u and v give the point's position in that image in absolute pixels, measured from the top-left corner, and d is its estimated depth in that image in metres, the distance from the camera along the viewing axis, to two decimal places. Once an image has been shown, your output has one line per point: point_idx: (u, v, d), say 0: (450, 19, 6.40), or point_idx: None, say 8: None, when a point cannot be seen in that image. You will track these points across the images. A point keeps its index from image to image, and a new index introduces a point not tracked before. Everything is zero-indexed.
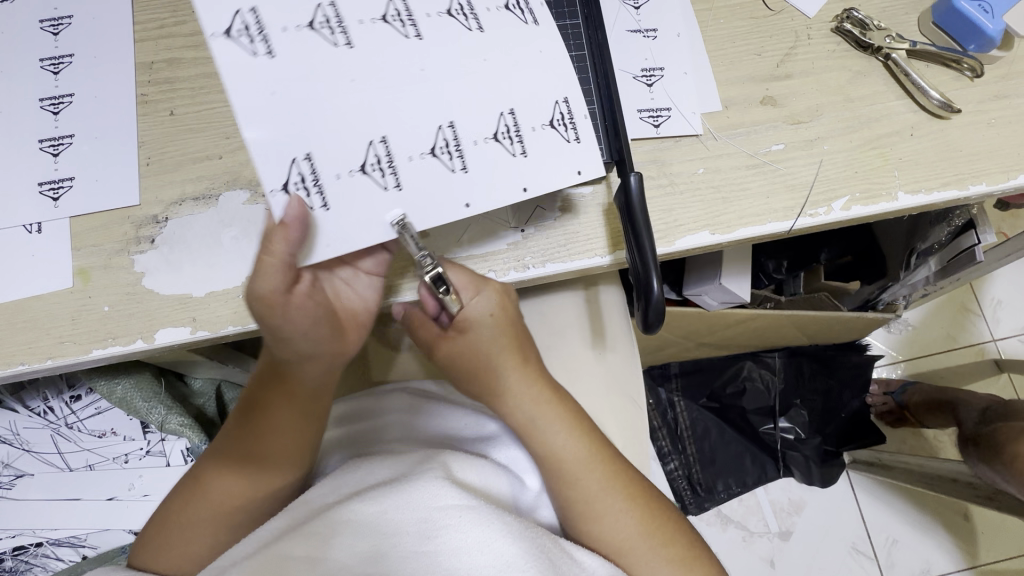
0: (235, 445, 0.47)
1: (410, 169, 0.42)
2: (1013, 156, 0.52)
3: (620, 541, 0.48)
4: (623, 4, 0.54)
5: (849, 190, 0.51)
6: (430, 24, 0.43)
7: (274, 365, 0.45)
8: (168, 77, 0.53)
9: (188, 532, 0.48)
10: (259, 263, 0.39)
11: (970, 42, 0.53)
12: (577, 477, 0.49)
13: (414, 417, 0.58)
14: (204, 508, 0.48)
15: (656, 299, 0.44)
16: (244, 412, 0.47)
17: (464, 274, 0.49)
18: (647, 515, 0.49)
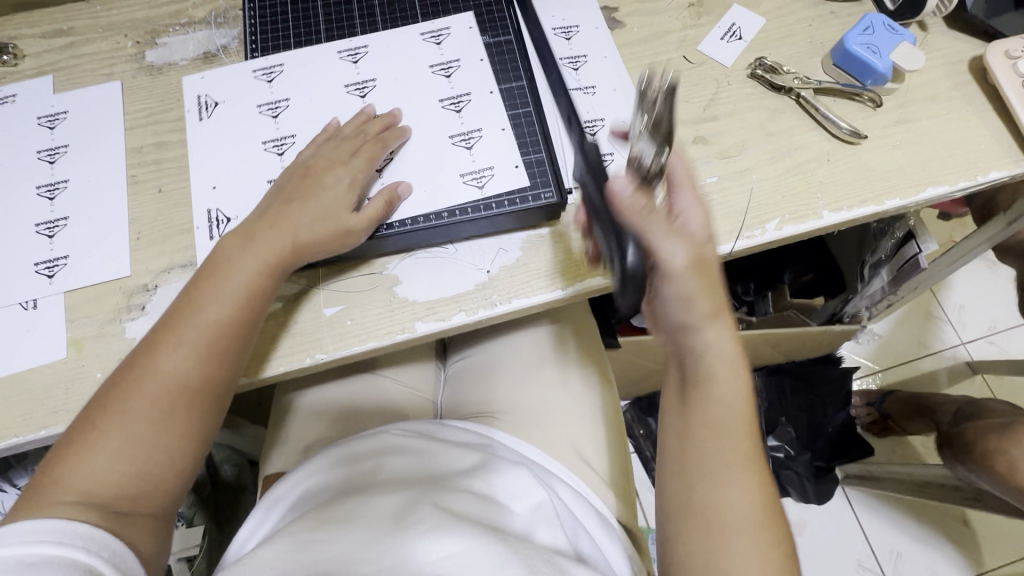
0: (139, 390, 0.45)
1: (443, 165, 0.55)
2: (919, 172, 0.58)
3: (721, 529, 0.43)
4: (564, 67, 0.62)
5: (779, 213, 0.57)
6: (453, 57, 0.60)
7: (215, 313, 0.47)
8: (156, 159, 0.58)
9: (116, 430, 0.44)
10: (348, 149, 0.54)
11: (867, 78, 0.61)
12: (709, 427, 0.45)
13: (417, 456, 0.57)
14: (85, 471, 0.42)
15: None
16: (151, 355, 0.46)
17: (436, 315, 0.53)
18: (764, 500, 0.44)
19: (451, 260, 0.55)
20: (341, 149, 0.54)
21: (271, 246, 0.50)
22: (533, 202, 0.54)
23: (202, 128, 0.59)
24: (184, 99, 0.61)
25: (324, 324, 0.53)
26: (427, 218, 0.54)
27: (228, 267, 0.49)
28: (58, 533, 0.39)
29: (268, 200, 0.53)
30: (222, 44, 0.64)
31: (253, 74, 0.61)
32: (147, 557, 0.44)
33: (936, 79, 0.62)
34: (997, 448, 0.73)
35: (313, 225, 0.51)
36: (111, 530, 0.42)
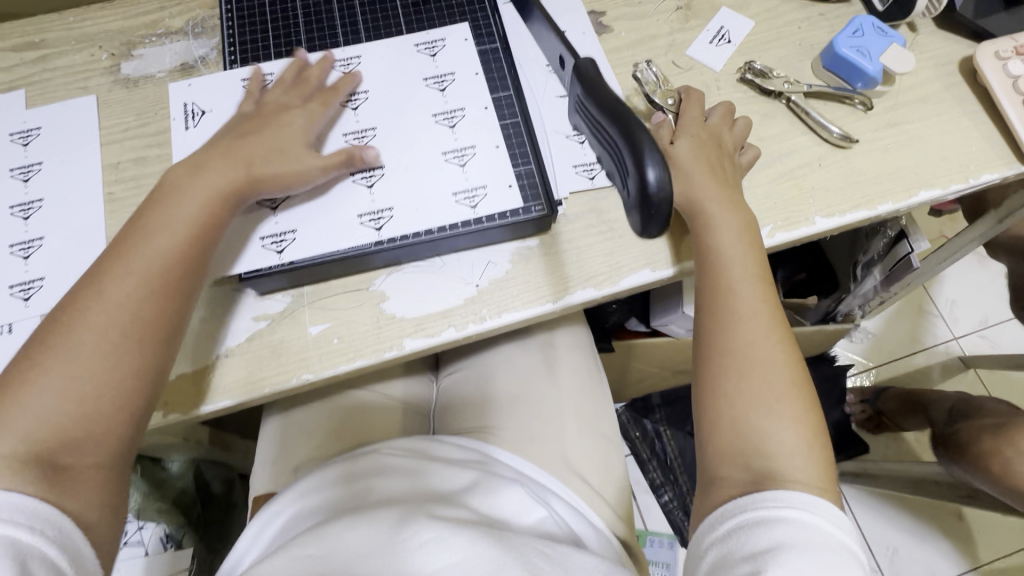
0: (65, 337, 0.42)
1: (433, 179, 0.54)
2: (911, 176, 0.58)
3: (758, 427, 0.45)
4: (550, 74, 0.60)
5: (771, 220, 0.56)
6: (439, 69, 0.59)
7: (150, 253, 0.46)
8: (134, 175, 0.57)
9: (52, 376, 0.41)
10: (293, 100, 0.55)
11: (857, 81, 0.60)
12: (737, 328, 0.48)
13: (409, 474, 0.55)
14: (6, 429, 0.40)
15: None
16: (74, 301, 0.44)
17: (425, 332, 0.52)
18: (799, 400, 0.46)
19: (440, 274, 0.53)
20: (290, 98, 0.55)
21: (210, 182, 0.49)
22: (525, 216, 0.53)
23: (188, 138, 0.57)
24: (170, 104, 0.58)
25: (310, 343, 0.51)
26: (416, 233, 0.52)
27: (163, 204, 0.48)
28: (6, 510, 0.38)
29: (218, 138, 0.53)
30: (200, 54, 0.62)
31: (241, 83, 0.59)
32: (87, 523, 0.41)
33: (926, 81, 0.61)
34: (992, 448, 0.73)
35: (269, 156, 0.51)
36: (41, 496, 0.39)
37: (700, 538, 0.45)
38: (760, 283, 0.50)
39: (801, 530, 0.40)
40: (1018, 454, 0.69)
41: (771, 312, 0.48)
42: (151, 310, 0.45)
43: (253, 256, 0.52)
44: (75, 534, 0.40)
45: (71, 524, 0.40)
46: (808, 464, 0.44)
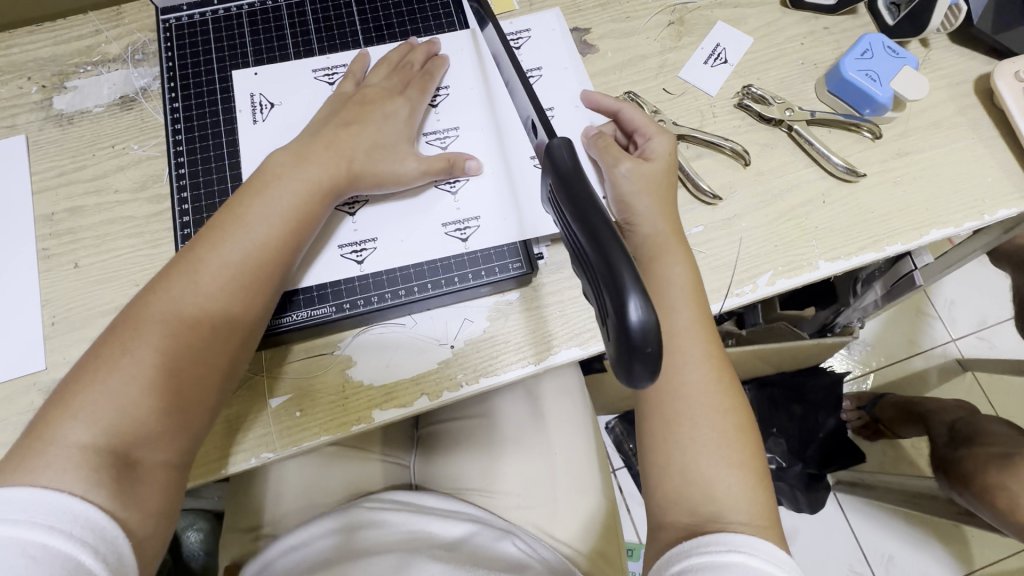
0: (143, 326, 0.39)
1: (425, 219, 0.50)
2: (923, 212, 0.53)
3: (702, 473, 0.42)
4: (557, 89, 0.55)
5: (771, 265, 0.51)
6: (451, 82, 0.54)
7: (251, 240, 0.42)
8: (71, 227, 0.51)
9: (108, 383, 0.38)
10: (423, 88, 0.52)
11: (865, 107, 0.55)
12: (684, 369, 0.44)
13: (396, 526, 0.52)
14: (77, 420, 0.37)
15: (640, 322, 0.25)
16: (160, 288, 0.41)
17: (396, 402, 0.47)
18: (744, 445, 0.43)
19: (411, 334, 0.49)
20: (391, 81, 0.52)
21: (320, 168, 0.45)
22: (502, 274, 0.48)
23: (253, 133, 0.52)
24: (234, 95, 0.53)
25: (269, 417, 0.47)
26: (381, 297, 0.48)
27: (264, 189, 0.44)
28: (68, 520, 0.34)
29: (322, 121, 0.49)
30: (142, 85, 0.56)
31: (188, 115, 0.53)
32: (139, 536, 0.37)
33: (939, 104, 0.56)
34: (996, 482, 0.71)
35: (370, 153, 0.48)
36: (105, 506, 0.35)
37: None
38: (705, 324, 0.45)
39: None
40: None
41: (710, 351, 0.44)
42: (243, 306, 0.42)
43: (331, 265, 0.49)
44: (127, 554, 0.36)
45: (124, 538, 0.36)
46: (754, 516, 0.41)
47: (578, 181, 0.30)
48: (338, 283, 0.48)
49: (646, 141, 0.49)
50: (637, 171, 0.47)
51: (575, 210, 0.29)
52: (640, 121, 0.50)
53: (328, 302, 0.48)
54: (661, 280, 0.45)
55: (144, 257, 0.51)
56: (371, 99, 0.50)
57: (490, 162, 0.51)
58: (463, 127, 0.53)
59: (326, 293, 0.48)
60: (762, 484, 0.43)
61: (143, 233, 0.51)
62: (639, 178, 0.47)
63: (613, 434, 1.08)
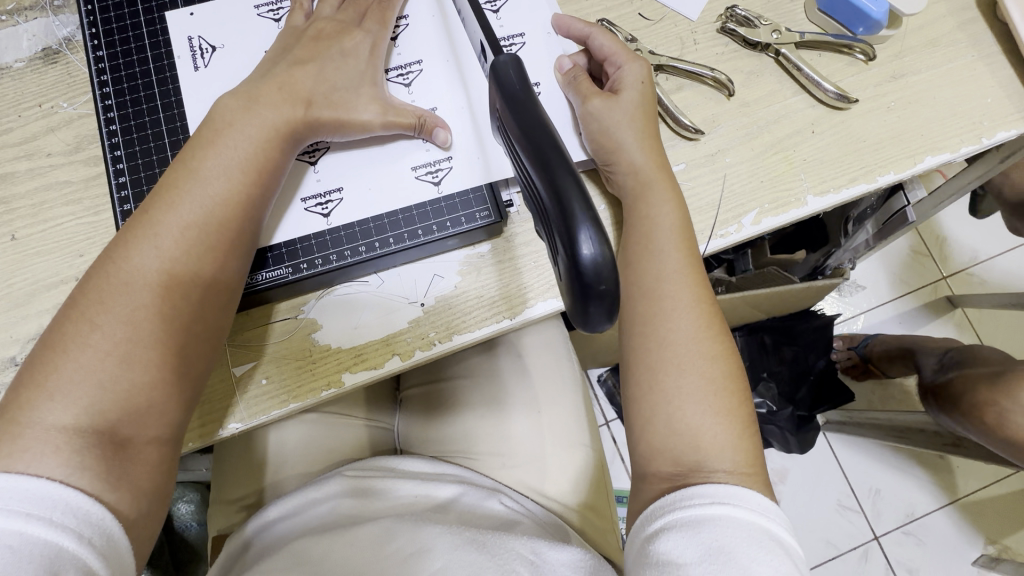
0: (109, 295, 0.36)
1: (390, 166, 0.46)
2: (917, 139, 0.50)
3: (686, 423, 0.40)
4: (528, 13, 0.50)
5: (757, 203, 0.48)
6: (412, 9, 0.49)
7: (213, 195, 0.39)
8: (2, 196, 0.47)
9: (80, 359, 0.35)
10: (381, 19, 0.47)
11: (858, 26, 0.51)
12: (673, 317, 0.42)
13: (388, 486, 0.52)
14: (54, 400, 0.34)
15: (593, 259, 0.23)
16: (121, 254, 0.37)
17: (366, 364, 0.45)
18: (730, 393, 0.41)
19: (377, 295, 0.46)
20: (345, 13, 0.47)
21: (275, 112, 0.41)
22: (469, 224, 0.45)
23: (196, 80, 0.47)
24: (171, 40, 0.48)
25: (234, 387, 0.44)
26: (340, 255, 0.45)
27: (216, 141, 0.40)
28: (46, 505, 0.32)
29: (270, 62, 0.44)
30: (66, 35, 0.51)
31: (117, 65, 0.48)
32: (130, 519, 0.35)
33: (937, 19, 0.52)
34: (986, 400, 0.71)
35: (327, 95, 0.43)
36: (88, 489, 0.33)
37: (632, 538, 0.39)
38: (695, 270, 0.43)
39: (735, 528, 0.35)
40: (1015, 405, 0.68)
41: (699, 296, 0.42)
42: (215, 269, 0.39)
43: (294, 219, 0.45)
44: (118, 537, 0.34)
45: (114, 520, 0.34)
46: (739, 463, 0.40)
47: (529, 106, 0.27)
48: (301, 241, 0.45)
49: (619, 70, 0.45)
50: (610, 107, 0.44)
51: (525, 141, 0.26)
52: (614, 44, 0.46)
53: (284, 263, 0.45)
54: (647, 223, 0.43)
55: (85, 225, 0.47)
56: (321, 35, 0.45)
57: (459, 100, 0.47)
58: (427, 62, 0.48)
59: (281, 255, 0.45)
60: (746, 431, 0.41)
61: (82, 200, 0.47)
62: (621, 110, 0.44)
63: (604, 387, 1.07)
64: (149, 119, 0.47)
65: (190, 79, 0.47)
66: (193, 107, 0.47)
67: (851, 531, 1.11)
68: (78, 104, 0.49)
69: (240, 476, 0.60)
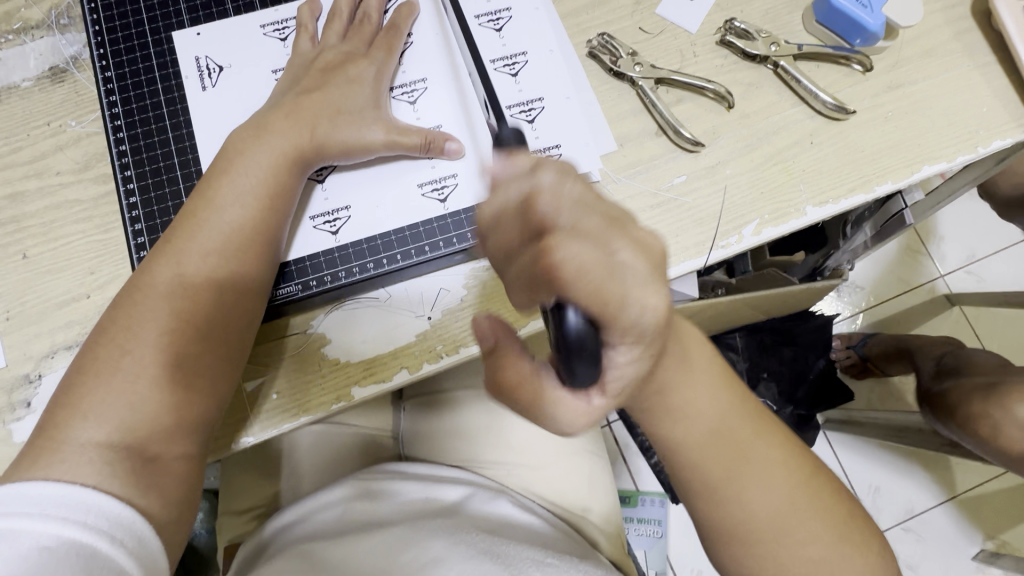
0: (139, 317, 0.38)
1: (396, 184, 0.47)
2: (914, 148, 0.50)
3: (766, 512, 0.38)
4: (527, 30, 0.51)
5: (757, 213, 0.49)
6: (416, 29, 0.50)
7: (234, 218, 0.40)
8: (13, 215, 0.48)
9: (113, 380, 0.36)
10: (387, 46, 0.47)
11: (855, 37, 0.52)
12: (686, 395, 0.38)
13: (405, 490, 0.53)
14: (88, 421, 0.35)
15: (578, 328, 0.26)
16: (150, 277, 0.39)
17: (375, 378, 0.46)
18: (795, 461, 0.40)
19: (384, 309, 0.47)
20: (352, 43, 0.47)
21: (283, 137, 0.42)
22: (475, 240, 0.46)
23: (203, 100, 0.48)
24: (179, 61, 0.49)
25: (247, 402, 0.45)
26: (350, 272, 0.46)
27: (232, 168, 0.41)
28: (78, 510, 0.32)
29: (278, 95, 0.46)
30: (72, 53, 0.51)
31: (125, 84, 0.49)
32: (161, 522, 0.36)
33: (933, 29, 0.53)
34: (979, 412, 0.72)
35: (334, 119, 0.44)
36: (120, 494, 0.34)
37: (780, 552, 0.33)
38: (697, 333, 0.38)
39: None
40: (1007, 419, 0.69)
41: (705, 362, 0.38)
42: (238, 289, 0.40)
43: (303, 237, 0.46)
44: (150, 538, 0.34)
45: (144, 524, 0.34)
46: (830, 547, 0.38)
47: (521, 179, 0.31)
48: (311, 260, 0.46)
49: None
50: None
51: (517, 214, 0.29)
52: None
53: (295, 280, 0.46)
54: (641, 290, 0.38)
55: (96, 244, 0.48)
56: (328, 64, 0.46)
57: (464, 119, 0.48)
58: (431, 80, 0.49)
59: (292, 273, 0.46)
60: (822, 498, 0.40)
61: (93, 218, 0.48)
62: None
63: None
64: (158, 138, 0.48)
65: (197, 99, 0.48)
66: (201, 126, 0.47)
67: None
68: (87, 122, 0.50)
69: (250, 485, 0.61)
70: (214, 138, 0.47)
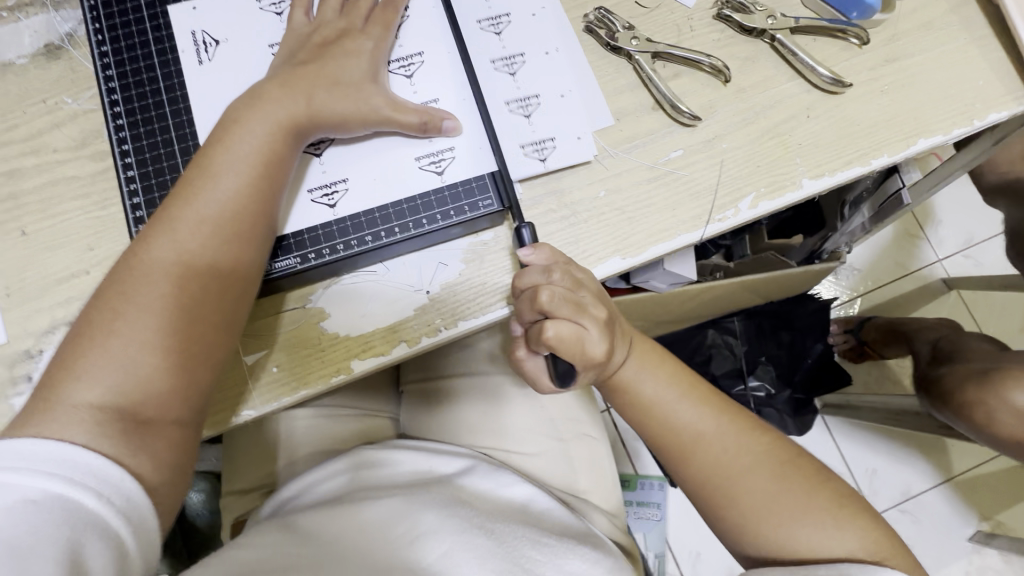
0: (133, 284, 0.38)
1: (396, 160, 0.47)
2: (911, 122, 0.51)
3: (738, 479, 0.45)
4: (527, 15, 0.51)
5: (753, 187, 0.49)
6: (413, 3, 0.50)
7: (229, 189, 0.40)
8: (10, 192, 0.48)
9: (105, 345, 0.36)
10: (384, 20, 0.47)
11: (852, 10, 0.52)
12: (674, 411, 0.47)
13: (410, 465, 0.54)
14: (82, 382, 0.35)
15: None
16: (145, 246, 0.39)
17: (374, 352, 0.46)
18: (760, 432, 0.47)
19: (383, 284, 0.47)
20: (348, 17, 0.47)
21: (279, 108, 0.42)
22: (473, 213, 0.46)
23: (200, 74, 0.48)
24: (175, 34, 0.49)
25: (247, 373, 0.45)
26: (347, 245, 0.46)
27: (227, 137, 0.41)
28: (68, 467, 0.33)
29: (276, 68, 0.45)
30: (67, 30, 0.51)
31: (122, 60, 0.49)
32: (152, 484, 0.36)
33: (931, 2, 0.53)
34: (973, 399, 0.73)
35: (331, 89, 0.44)
36: (110, 454, 0.34)
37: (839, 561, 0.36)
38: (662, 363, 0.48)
39: None
40: (1000, 404, 0.70)
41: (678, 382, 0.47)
42: (232, 263, 0.40)
43: (300, 210, 0.46)
44: (138, 496, 0.35)
45: (134, 484, 0.35)
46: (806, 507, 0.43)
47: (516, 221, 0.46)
48: (309, 232, 0.46)
49: None
50: None
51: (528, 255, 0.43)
52: None
53: (293, 253, 0.45)
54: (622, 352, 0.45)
55: (94, 220, 0.48)
56: (324, 39, 0.46)
57: (461, 93, 0.48)
58: (428, 54, 0.49)
59: (290, 246, 0.45)
60: (793, 468, 0.45)
61: (90, 194, 0.48)
62: None
63: None
64: (155, 114, 0.48)
65: (193, 73, 0.48)
66: (198, 100, 0.47)
67: None
68: (84, 99, 0.50)
69: (253, 464, 0.62)
70: (211, 113, 0.47)
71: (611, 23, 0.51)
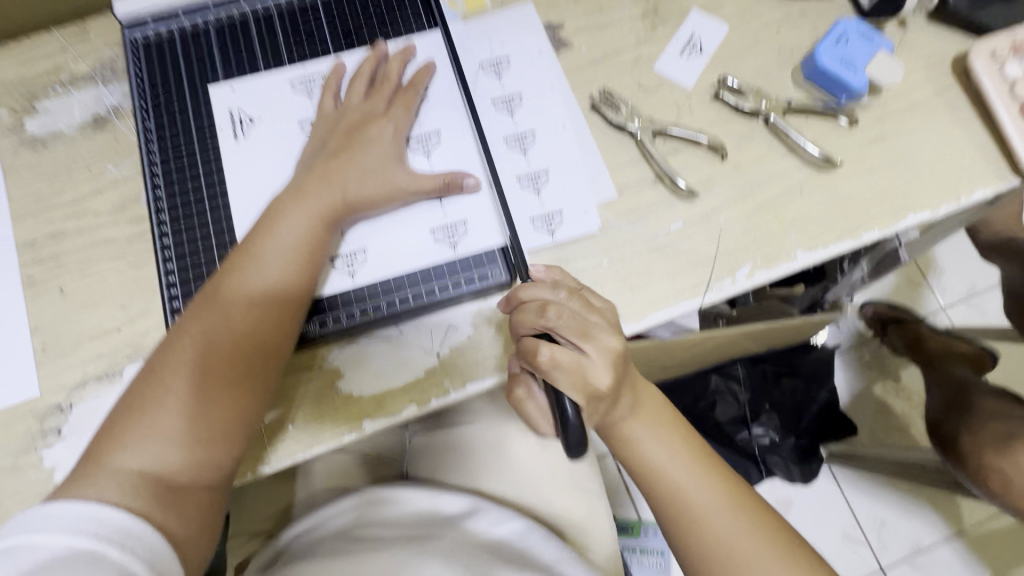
0: (180, 361, 0.41)
1: (413, 232, 0.50)
2: (900, 199, 0.53)
3: (741, 555, 0.45)
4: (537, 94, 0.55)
5: (750, 257, 0.52)
6: (433, 88, 0.54)
7: (272, 274, 0.44)
8: (54, 253, 0.52)
9: (155, 419, 0.40)
10: (406, 101, 0.51)
11: (841, 93, 0.56)
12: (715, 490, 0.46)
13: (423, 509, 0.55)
14: (128, 451, 0.39)
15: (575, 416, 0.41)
16: (194, 326, 0.42)
17: (386, 412, 0.48)
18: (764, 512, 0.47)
19: (397, 344, 0.50)
20: (370, 100, 0.51)
21: (317, 193, 0.46)
22: (483, 283, 0.50)
23: (236, 150, 0.52)
24: (214, 112, 0.53)
25: (265, 432, 0.47)
26: (363, 311, 0.49)
27: (272, 225, 0.45)
28: (95, 524, 0.36)
29: (309, 152, 0.50)
30: (113, 103, 0.55)
31: (163, 134, 0.53)
32: (177, 539, 0.38)
33: (916, 86, 0.56)
34: (990, 463, 0.73)
35: (359, 175, 0.47)
36: (136, 510, 0.37)
37: None
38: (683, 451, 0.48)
39: None
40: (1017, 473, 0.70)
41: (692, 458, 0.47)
42: (275, 340, 0.43)
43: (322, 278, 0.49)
44: (164, 548, 0.37)
45: (156, 536, 0.37)
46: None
47: None
48: (331, 299, 0.49)
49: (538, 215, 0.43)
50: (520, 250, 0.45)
51: None
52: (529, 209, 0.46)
53: (312, 318, 0.48)
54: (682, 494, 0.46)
55: (128, 280, 0.51)
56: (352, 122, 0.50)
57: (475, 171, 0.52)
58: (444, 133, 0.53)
59: (309, 310, 0.49)
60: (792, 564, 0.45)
61: (126, 255, 0.52)
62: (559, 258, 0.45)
63: None
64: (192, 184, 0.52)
65: (228, 147, 0.52)
66: (232, 172, 0.52)
67: (856, 561, 1.12)
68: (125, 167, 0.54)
69: None
70: (244, 185, 0.51)
71: (614, 103, 0.55)
